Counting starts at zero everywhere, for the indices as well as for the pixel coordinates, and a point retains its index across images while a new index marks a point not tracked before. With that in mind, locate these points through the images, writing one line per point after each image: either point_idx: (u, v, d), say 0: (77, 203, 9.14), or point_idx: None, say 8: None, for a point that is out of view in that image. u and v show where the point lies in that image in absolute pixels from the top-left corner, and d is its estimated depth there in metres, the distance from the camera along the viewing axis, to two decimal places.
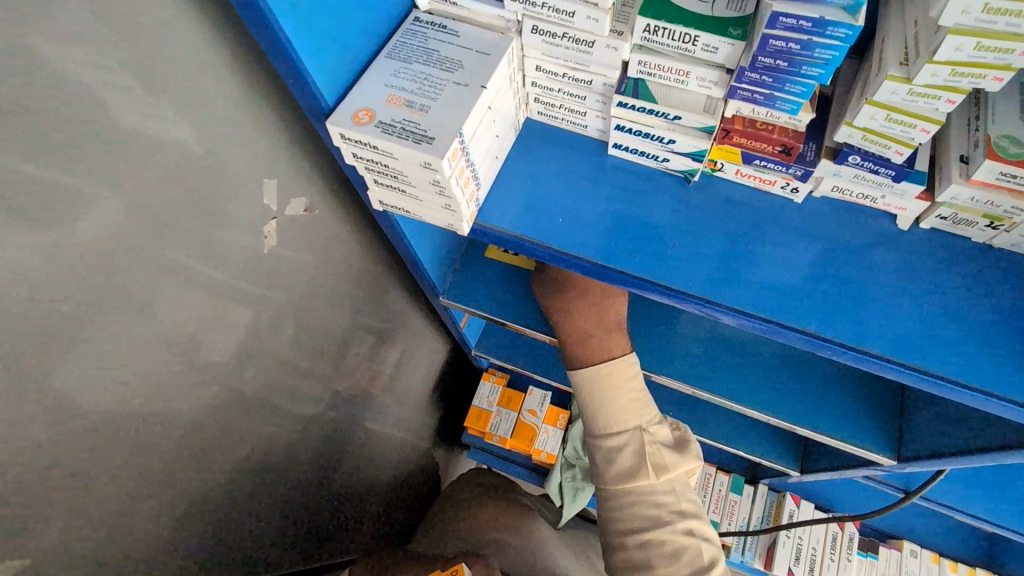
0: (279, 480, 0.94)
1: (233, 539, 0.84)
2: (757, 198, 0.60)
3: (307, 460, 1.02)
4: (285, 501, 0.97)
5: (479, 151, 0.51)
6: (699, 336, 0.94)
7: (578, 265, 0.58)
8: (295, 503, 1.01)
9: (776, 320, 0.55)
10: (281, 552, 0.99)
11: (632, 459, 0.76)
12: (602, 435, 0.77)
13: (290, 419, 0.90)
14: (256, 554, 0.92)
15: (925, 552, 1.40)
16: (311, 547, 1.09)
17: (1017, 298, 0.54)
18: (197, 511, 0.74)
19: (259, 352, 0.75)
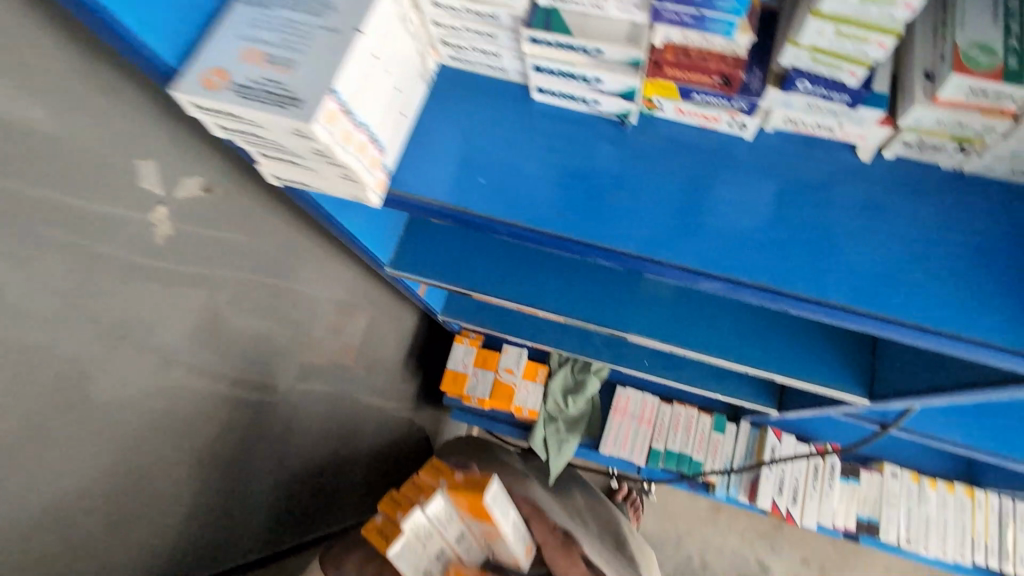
0: (240, 468, 0.91)
1: (195, 530, 0.83)
2: (702, 138, 0.53)
3: (273, 444, 0.99)
4: (252, 485, 0.96)
5: (373, 109, 0.44)
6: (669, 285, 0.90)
7: (504, 230, 0.52)
8: (266, 487, 1.00)
9: (723, 275, 0.50)
10: (251, 537, 0.98)
11: None
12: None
13: (244, 406, 0.87)
14: (220, 543, 0.91)
15: (907, 473, 1.42)
16: (288, 528, 1.08)
17: (993, 229, 0.49)
18: (138, 508, 0.71)
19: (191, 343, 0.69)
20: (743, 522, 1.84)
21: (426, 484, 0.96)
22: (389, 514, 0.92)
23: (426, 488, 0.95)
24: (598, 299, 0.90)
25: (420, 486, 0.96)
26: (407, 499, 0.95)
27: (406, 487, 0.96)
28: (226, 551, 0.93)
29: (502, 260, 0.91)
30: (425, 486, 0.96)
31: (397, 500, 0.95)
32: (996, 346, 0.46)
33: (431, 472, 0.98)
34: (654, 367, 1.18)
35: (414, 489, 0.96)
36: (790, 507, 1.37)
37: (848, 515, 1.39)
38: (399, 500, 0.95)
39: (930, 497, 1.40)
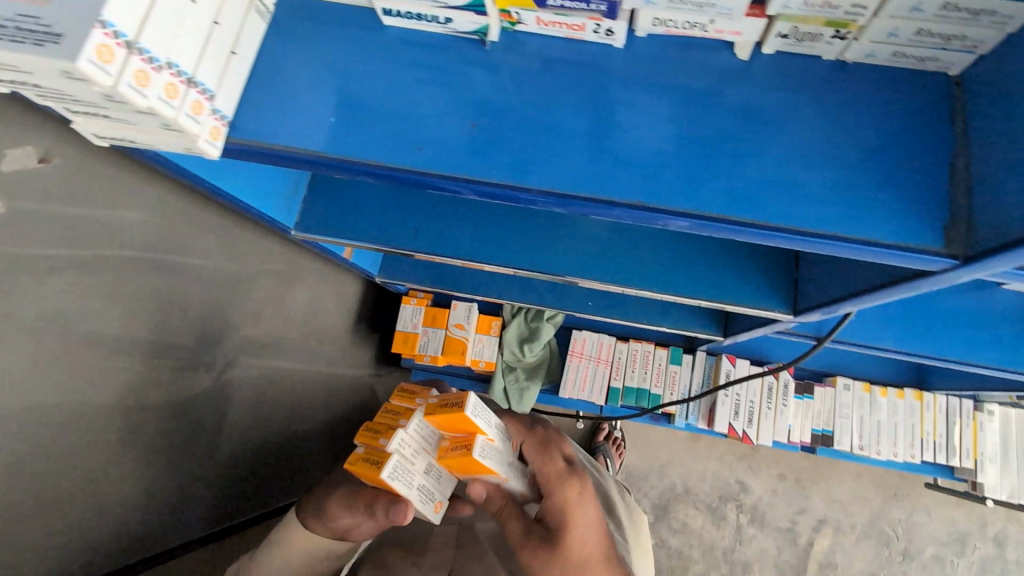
0: (164, 444, 0.92)
1: (118, 503, 0.86)
2: (572, 52, 0.50)
3: (208, 418, 0.99)
4: (187, 460, 0.97)
5: (182, 45, 0.39)
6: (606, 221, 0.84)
7: (361, 172, 0.48)
8: (206, 461, 1.01)
9: (593, 197, 0.47)
10: (179, 517, 0.98)
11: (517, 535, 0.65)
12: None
13: (148, 385, 0.86)
14: (147, 523, 0.91)
15: (857, 383, 1.46)
16: (233, 505, 1.09)
17: (878, 120, 0.46)
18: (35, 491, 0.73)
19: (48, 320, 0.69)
20: (720, 446, 1.90)
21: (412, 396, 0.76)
22: (369, 441, 0.69)
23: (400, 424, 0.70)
24: (522, 242, 0.86)
25: (396, 419, 0.72)
26: (378, 432, 0.71)
27: (381, 417, 0.74)
28: (154, 529, 0.93)
29: (417, 211, 0.87)
30: (404, 416, 0.71)
31: (362, 440, 0.70)
32: (878, 243, 0.44)
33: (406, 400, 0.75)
34: (598, 307, 1.17)
35: (389, 419, 0.72)
36: (746, 428, 1.40)
37: (802, 429, 1.44)
38: (368, 437, 0.70)
39: (880, 404, 1.44)
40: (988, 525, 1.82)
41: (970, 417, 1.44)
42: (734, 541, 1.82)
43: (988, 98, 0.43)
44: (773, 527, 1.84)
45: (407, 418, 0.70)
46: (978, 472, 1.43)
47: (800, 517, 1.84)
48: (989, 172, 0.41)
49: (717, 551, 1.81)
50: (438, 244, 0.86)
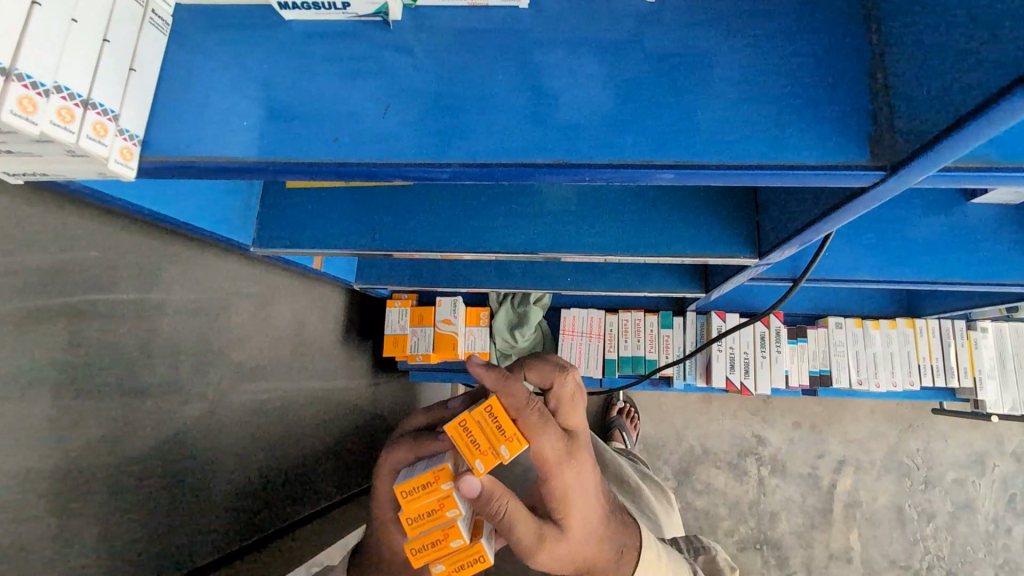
0: (169, 478, 0.90)
1: (132, 547, 0.83)
2: (478, 19, 0.49)
3: (207, 448, 0.98)
4: (196, 490, 0.95)
5: (70, 68, 0.38)
6: (566, 194, 0.83)
7: (281, 171, 0.47)
8: (213, 491, 0.99)
9: (515, 162, 0.46)
10: (218, 538, 0.99)
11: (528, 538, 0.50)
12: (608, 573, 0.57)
13: (141, 425, 0.85)
14: (186, 552, 0.92)
15: (849, 320, 1.46)
16: (259, 522, 1.09)
17: (794, 42, 0.46)
18: (52, 550, 0.72)
19: (24, 376, 0.68)
20: (734, 404, 1.90)
21: (426, 487, 0.49)
22: (435, 558, 0.50)
23: (453, 515, 0.49)
24: (482, 223, 0.84)
25: (436, 517, 0.49)
26: (434, 544, 0.50)
27: (411, 530, 0.50)
28: (197, 555, 0.94)
29: (374, 209, 0.86)
30: (444, 508, 0.49)
31: (425, 559, 0.50)
32: (807, 166, 0.43)
33: (422, 493, 0.50)
34: (578, 281, 1.17)
35: (427, 523, 0.50)
36: (743, 380, 1.40)
37: (800, 373, 1.45)
38: (429, 553, 0.50)
39: (874, 338, 1.45)
40: (1005, 441, 1.82)
41: (964, 337, 1.43)
42: (758, 493, 1.83)
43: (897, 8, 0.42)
44: (795, 474, 1.84)
45: (457, 509, 0.49)
46: (979, 390, 1.43)
47: (820, 461, 1.85)
48: (907, 80, 0.41)
49: (743, 506, 1.82)
50: (397, 239, 0.85)
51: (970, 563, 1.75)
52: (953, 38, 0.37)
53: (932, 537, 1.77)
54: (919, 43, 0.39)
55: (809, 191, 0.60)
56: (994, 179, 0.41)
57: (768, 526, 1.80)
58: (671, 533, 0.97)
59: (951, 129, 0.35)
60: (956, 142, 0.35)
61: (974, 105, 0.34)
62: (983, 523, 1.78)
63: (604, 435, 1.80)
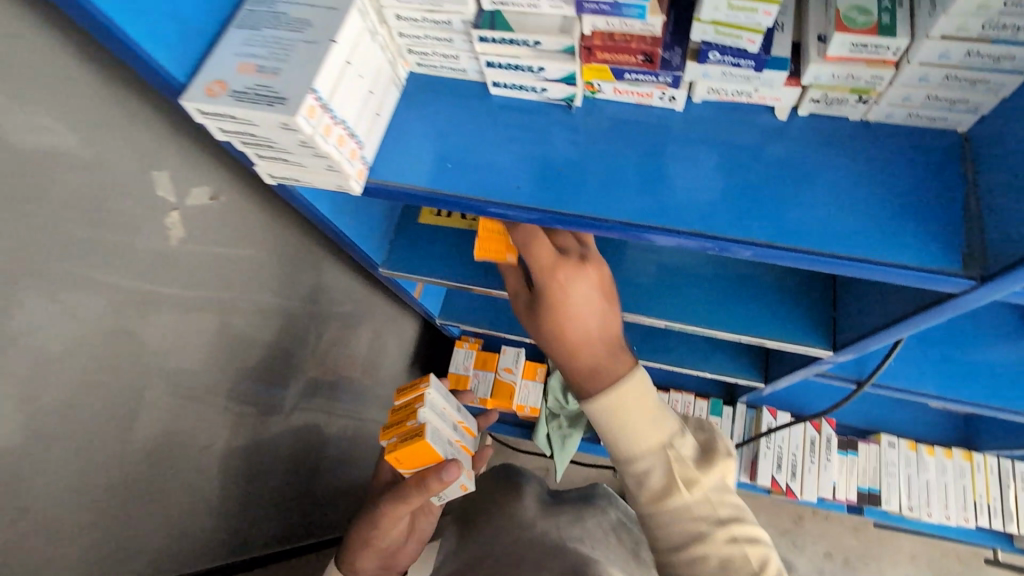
0: (248, 468, 0.95)
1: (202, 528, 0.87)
2: (641, 114, 0.61)
3: (278, 447, 1.03)
4: (256, 486, 1.00)
5: (351, 108, 0.51)
6: (648, 269, 0.96)
7: (470, 206, 0.59)
8: (269, 488, 1.05)
9: (661, 226, 0.56)
10: (257, 534, 1.03)
11: (663, 481, 0.66)
12: (626, 459, 0.69)
13: (252, 411, 0.93)
14: (239, 541, 0.98)
15: (903, 442, 1.46)
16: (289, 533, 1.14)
17: (902, 169, 0.56)
18: (167, 508, 0.78)
19: (203, 352, 0.76)
20: (762, 516, 1.82)
21: (415, 386, 0.87)
22: (395, 433, 0.80)
23: (418, 406, 0.83)
24: None
25: (410, 407, 0.84)
26: (400, 424, 0.81)
27: (392, 419, 0.84)
28: (234, 549, 0.97)
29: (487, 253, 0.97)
30: (416, 400, 0.84)
31: (391, 436, 0.81)
32: (909, 266, 0.52)
33: (409, 393, 0.87)
34: (643, 351, 1.24)
35: (403, 413, 0.84)
36: (789, 482, 1.40)
37: (848, 487, 1.44)
38: (394, 430, 0.81)
39: (928, 464, 1.43)
40: None
41: None
42: None
43: (994, 155, 0.52)
44: None
45: (422, 401, 0.84)
46: None
47: None
48: (997, 210, 0.50)
49: None
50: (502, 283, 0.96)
51: None
52: None
53: None
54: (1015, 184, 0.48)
55: (893, 292, 0.67)
56: None
57: None
58: None
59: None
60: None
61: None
62: None
63: None
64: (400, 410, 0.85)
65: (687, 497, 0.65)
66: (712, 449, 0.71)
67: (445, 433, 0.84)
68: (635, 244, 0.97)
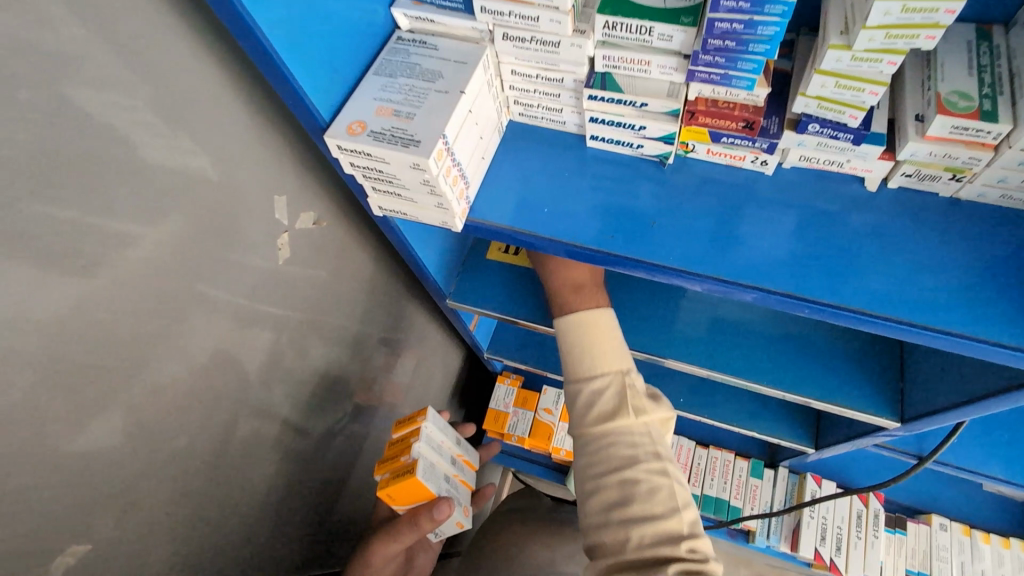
0: (308, 489, 0.95)
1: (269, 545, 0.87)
2: (729, 174, 0.64)
3: (332, 468, 1.04)
4: (315, 505, 1.00)
5: (466, 153, 0.56)
6: (702, 322, 0.97)
7: (563, 249, 0.62)
8: (324, 508, 1.04)
9: (751, 284, 0.58)
10: (307, 561, 1.01)
11: (614, 401, 0.72)
12: (584, 377, 0.75)
13: (317, 430, 0.94)
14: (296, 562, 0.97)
15: (955, 525, 1.39)
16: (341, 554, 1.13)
17: (990, 247, 0.57)
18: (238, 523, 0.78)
19: (284, 368, 0.79)
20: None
21: (411, 419, 0.86)
22: (388, 468, 0.80)
23: (413, 439, 0.82)
24: (637, 328, 0.97)
25: (405, 438, 0.83)
26: (396, 458, 0.81)
27: (387, 449, 0.84)
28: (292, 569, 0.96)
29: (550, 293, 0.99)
30: (412, 435, 0.83)
31: (384, 469, 0.80)
32: (1004, 344, 0.52)
33: (406, 424, 0.86)
34: (689, 404, 1.23)
35: (398, 445, 0.83)
36: (834, 557, 1.33)
37: (896, 569, 1.36)
38: (387, 464, 0.80)
39: (984, 552, 1.36)
40: None
41: None
42: None
43: None
44: None
45: (418, 434, 0.83)
46: None
47: None
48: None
49: None
50: None
51: None
52: None
53: None
54: None
55: (974, 368, 0.67)
56: None
57: None
58: None
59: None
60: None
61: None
62: None
63: None
64: (392, 444, 0.84)
65: (631, 419, 0.71)
66: (659, 399, 0.77)
67: (439, 467, 0.84)
68: (693, 295, 0.99)
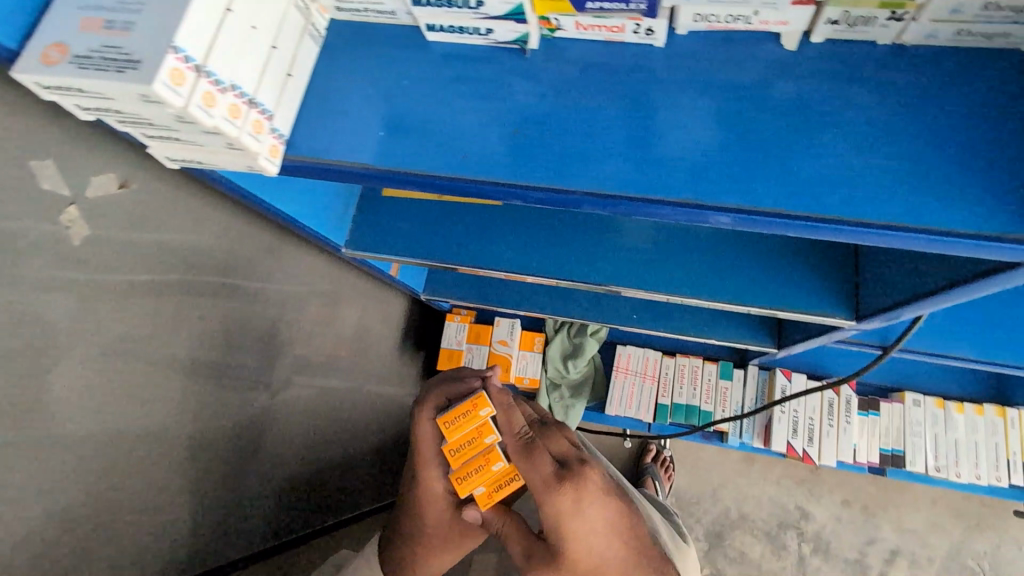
0: (217, 457, 0.94)
1: (174, 519, 0.87)
2: (609, 53, 0.50)
3: (250, 434, 1.01)
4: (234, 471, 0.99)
5: (245, 69, 0.41)
6: (646, 231, 0.83)
7: (429, 186, 0.50)
8: (249, 476, 1.02)
9: (646, 196, 0.47)
10: (236, 528, 1.00)
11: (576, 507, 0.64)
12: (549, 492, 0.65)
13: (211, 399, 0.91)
14: (226, 532, 0.98)
15: (929, 399, 1.37)
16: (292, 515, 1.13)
17: (955, 105, 0.44)
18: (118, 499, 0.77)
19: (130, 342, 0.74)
20: (777, 470, 1.79)
21: (467, 414, 0.69)
22: (479, 480, 0.69)
23: (492, 442, 0.69)
24: (562, 252, 0.85)
25: (478, 443, 0.69)
26: (480, 466, 0.69)
27: (457, 457, 0.69)
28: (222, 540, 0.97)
29: (461, 223, 0.88)
30: (483, 433, 0.69)
31: (471, 485, 0.69)
32: (963, 233, 0.42)
33: (467, 420, 0.69)
34: (644, 320, 1.15)
35: (472, 450, 0.69)
36: (806, 447, 1.32)
37: (870, 450, 1.35)
38: (474, 478, 0.69)
39: (958, 422, 1.35)
40: None
41: None
42: (797, 571, 1.69)
43: None
44: (839, 558, 1.70)
45: (493, 433, 0.68)
46: None
47: (870, 548, 1.70)
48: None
49: None
50: (478, 257, 0.87)
51: None
52: None
53: None
54: None
55: (930, 254, 0.57)
56: None
57: None
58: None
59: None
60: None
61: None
62: None
63: (635, 481, 1.74)
64: (460, 452, 0.69)
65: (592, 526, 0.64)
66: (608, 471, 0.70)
67: None
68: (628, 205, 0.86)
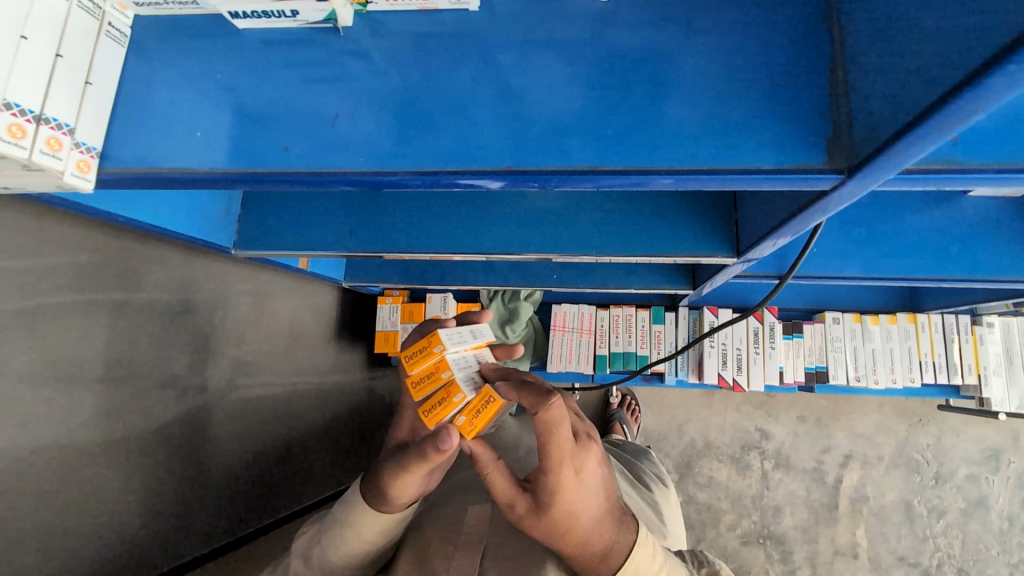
0: (138, 468, 0.95)
1: (97, 533, 0.88)
2: (431, 22, 0.49)
3: (175, 441, 1.02)
4: (164, 480, 1.00)
5: (25, 85, 0.42)
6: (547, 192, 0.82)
7: (272, 182, 0.48)
8: (181, 482, 1.03)
9: (471, 169, 0.46)
10: (173, 533, 1.01)
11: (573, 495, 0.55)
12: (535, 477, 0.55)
13: (118, 413, 0.91)
14: (163, 538, 1.00)
15: (847, 315, 1.45)
16: (237, 514, 1.16)
17: (780, 39, 0.44)
18: (20, 526, 0.78)
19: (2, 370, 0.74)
20: (737, 397, 1.88)
21: (422, 351, 0.63)
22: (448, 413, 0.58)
23: (449, 375, 0.60)
24: (454, 225, 0.85)
25: (434, 377, 0.61)
26: (444, 400, 0.59)
27: (420, 394, 0.62)
28: (159, 547, 0.99)
29: (357, 210, 0.87)
30: (439, 368, 0.61)
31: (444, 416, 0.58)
32: (795, 170, 0.42)
33: (421, 357, 0.62)
34: (563, 278, 1.17)
35: (431, 385, 0.61)
36: (736, 376, 1.39)
37: (796, 369, 1.44)
38: (444, 408, 0.58)
39: (874, 333, 1.43)
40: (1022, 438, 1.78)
41: (968, 333, 1.40)
42: (761, 487, 1.81)
43: (866, 14, 0.40)
44: (800, 469, 1.82)
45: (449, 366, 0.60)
46: (983, 386, 1.39)
47: (826, 456, 1.83)
48: (862, 67, 0.40)
49: (746, 499, 1.80)
50: (371, 239, 0.86)
51: (982, 562, 1.72)
52: (898, 79, 0.35)
53: (942, 534, 1.74)
54: (890, 55, 0.36)
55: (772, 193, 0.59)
56: (962, 180, 0.40)
57: (772, 521, 1.78)
58: (676, 526, 1.02)
59: (906, 129, 0.33)
60: (911, 143, 0.34)
61: (942, 93, 0.32)
62: (997, 521, 1.74)
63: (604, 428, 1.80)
64: (421, 390, 0.62)
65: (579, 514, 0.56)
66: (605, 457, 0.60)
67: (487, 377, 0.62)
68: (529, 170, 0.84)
